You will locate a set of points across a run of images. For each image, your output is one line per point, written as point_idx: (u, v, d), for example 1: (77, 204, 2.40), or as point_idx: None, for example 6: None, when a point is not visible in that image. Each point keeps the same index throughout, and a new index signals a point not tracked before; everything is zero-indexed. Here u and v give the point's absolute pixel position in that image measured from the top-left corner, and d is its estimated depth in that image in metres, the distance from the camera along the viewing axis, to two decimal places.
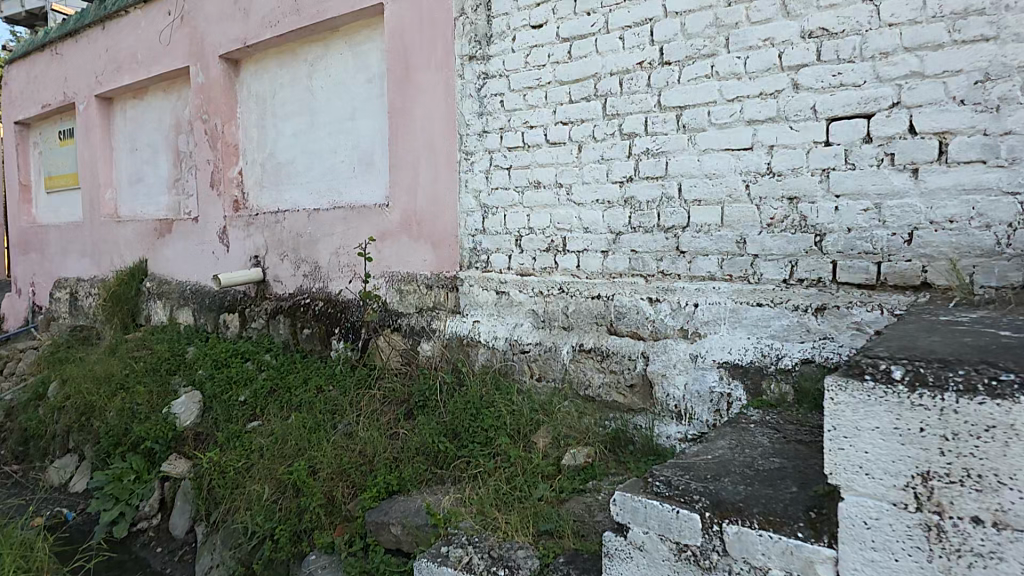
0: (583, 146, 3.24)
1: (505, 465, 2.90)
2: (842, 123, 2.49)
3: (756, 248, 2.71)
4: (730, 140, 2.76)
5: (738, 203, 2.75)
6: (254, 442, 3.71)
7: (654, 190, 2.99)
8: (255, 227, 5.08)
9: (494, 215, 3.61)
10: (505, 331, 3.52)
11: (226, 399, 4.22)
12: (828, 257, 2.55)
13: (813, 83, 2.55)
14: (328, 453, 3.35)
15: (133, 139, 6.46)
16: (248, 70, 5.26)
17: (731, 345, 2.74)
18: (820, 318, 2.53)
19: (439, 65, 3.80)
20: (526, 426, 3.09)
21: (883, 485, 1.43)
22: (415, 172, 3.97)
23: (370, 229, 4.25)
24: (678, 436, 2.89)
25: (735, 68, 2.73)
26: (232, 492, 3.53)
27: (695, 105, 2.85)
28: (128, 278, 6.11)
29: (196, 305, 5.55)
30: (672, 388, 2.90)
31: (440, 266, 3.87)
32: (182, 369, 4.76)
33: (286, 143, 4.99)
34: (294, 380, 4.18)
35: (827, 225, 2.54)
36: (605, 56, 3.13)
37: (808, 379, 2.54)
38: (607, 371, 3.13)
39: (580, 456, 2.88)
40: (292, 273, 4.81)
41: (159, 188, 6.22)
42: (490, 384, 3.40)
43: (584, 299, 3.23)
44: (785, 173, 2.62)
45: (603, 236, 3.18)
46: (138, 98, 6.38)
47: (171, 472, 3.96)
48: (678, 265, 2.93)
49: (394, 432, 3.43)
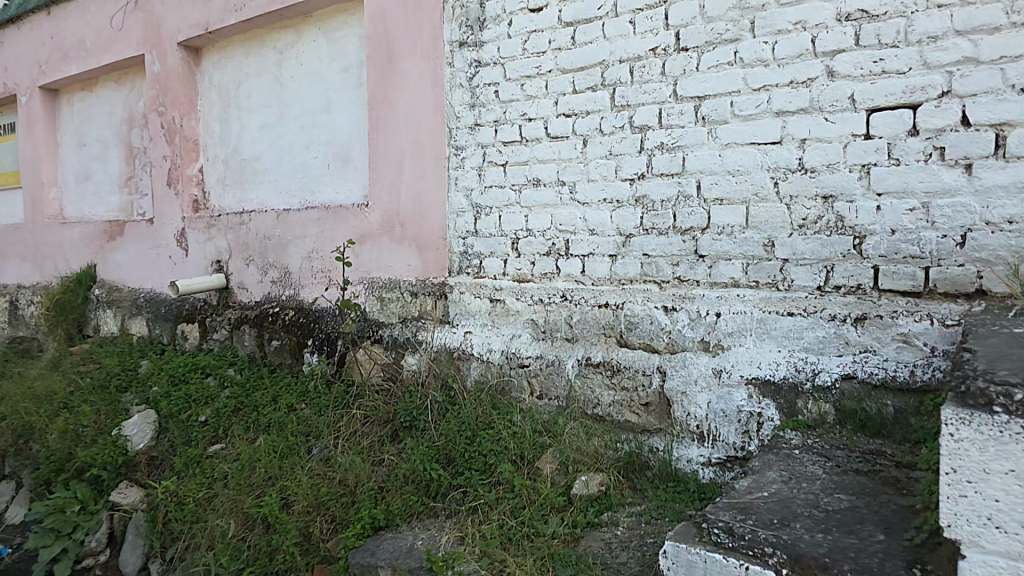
0: (588, 140, 2.98)
1: (508, 496, 2.59)
2: (885, 114, 2.28)
3: (786, 252, 2.47)
4: (756, 134, 2.53)
5: (765, 203, 2.52)
6: (217, 469, 3.31)
7: (669, 189, 2.74)
8: (217, 229, 4.65)
9: (487, 216, 3.31)
10: (499, 343, 3.21)
11: (185, 419, 3.80)
12: (869, 263, 2.31)
13: (851, 70, 2.34)
14: (303, 484, 2.96)
15: (80, 134, 5.92)
16: (209, 58, 4.84)
17: (760, 359, 2.48)
18: (861, 329, 2.29)
19: (425, 52, 3.50)
20: (532, 450, 2.77)
21: (1018, 542, 1.16)
22: (398, 168, 3.63)
23: (347, 231, 3.88)
24: (701, 459, 2.60)
25: (761, 55, 2.52)
26: (191, 527, 3.11)
27: (716, 95, 2.63)
28: (74, 285, 5.57)
29: (151, 315, 5.06)
30: (693, 407, 2.61)
31: (425, 271, 3.54)
32: (134, 386, 4.28)
33: (251, 138, 4.58)
34: (262, 398, 3.80)
35: (868, 226, 2.32)
36: (613, 41, 2.89)
37: (850, 397, 2.28)
38: (617, 389, 2.84)
39: (592, 485, 2.57)
40: (259, 279, 4.40)
41: (110, 188, 5.70)
42: (486, 403, 3.08)
43: (591, 308, 2.95)
44: (819, 169, 2.40)
45: (612, 239, 2.91)
46: (86, 89, 5.86)
47: (121, 502, 3.47)
48: (697, 270, 2.68)
49: (379, 457, 3.07)
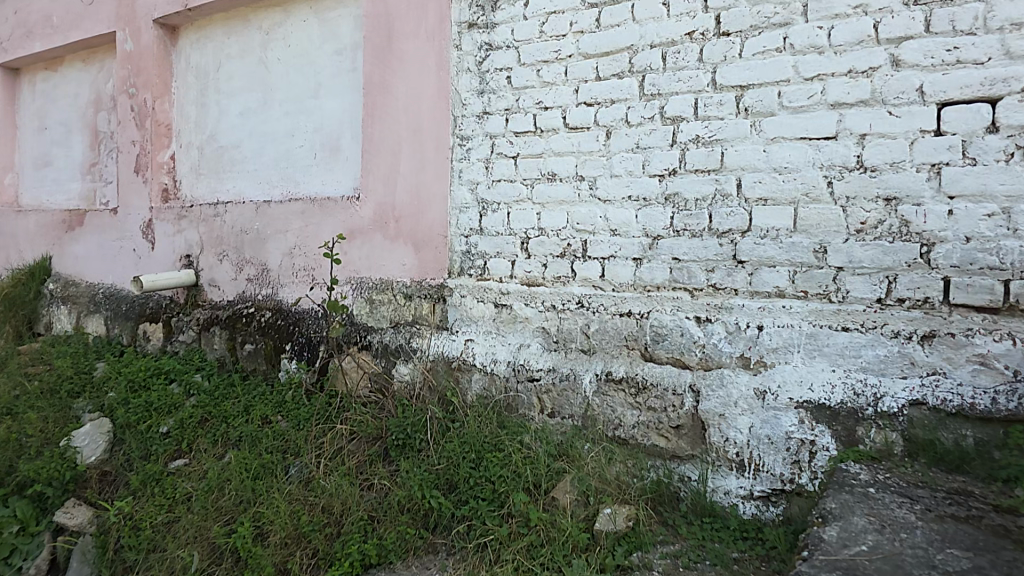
0: (611, 131, 2.69)
1: (521, 533, 2.27)
2: (958, 108, 2.04)
3: (841, 259, 2.20)
4: (809, 127, 2.27)
5: (818, 204, 2.25)
6: (180, 489, 2.91)
7: (705, 187, 2.46)
8: (189, 221, 4.24)
9: (495, 212, 2.99)
10: (506, 353, 2.89)
11: (145, 430, 3.38)
12: (940, 274, 2.06)
13: (919, 59, 2.09)
14: (280, 511, 2.59)
15: (40, 115, 5.44)
16: (186, 37, 4.43)
17: (811, 379, 2.21)
18: (930, 349, 2.04)
19: (430, 33, 3.17)
20: (547, 477, 2.46)
21: None
22: (395, 158, 3.29)
23: (335, 226, 3.51)
24: (741, 492, 2.31)
25: (816, 41, 2.26)
26: (147, 557, 2.70)
27: (761, 84, 2.36)
28: (27, 277, 5.07)
29: (111, 312, 4.61)
30: (732, 431, 2.33)
31: (422, 271, 3.20)
32: (88, 391, 3.82)
33: (231, 123, 4.18)
34: (234, 408, 3.40)
35: (937, 233, 2.07)
36: (644, 24, 2.61)
37: (920, 426, 2.03)
38: (642, 409, 2.54)
39: (619, 520, 2.26)
40: (233, 277, 4.00)
41: (71, 173, 5.22)
42: (492, 421, 2.75)
43: (611, 317, 2.65)
44: (880, 168, 2.15)
45: (637, 241, 2.61)
46: (49, 69, 5.39)
47: (67, 523, 3.02)
48: (736, 278, 2.39)
49: (368, 481, 2.71)
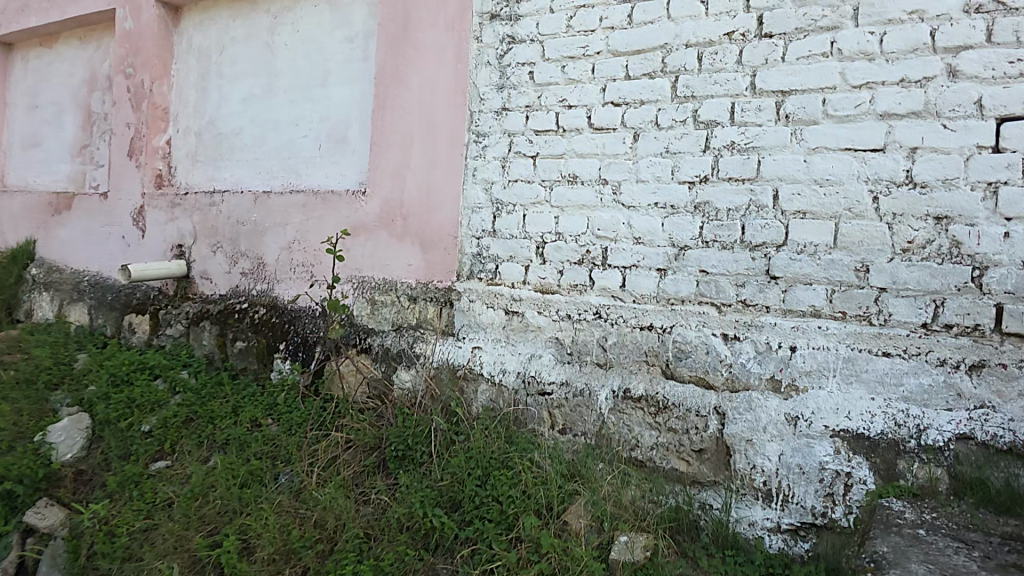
0: (639, 134, 2.54)
1: (532, 561, 2.12)
2: (1020, 123, 1.91)
3: (884, 280, 2.07)
4: (855, 138, 2.14)
5: (861, 219, 2.12)
6: (161, 493, 2.72)
7: (738, 197, 2.32)
8: (183, 209, 4.05)
9: (510, 214, 2.83)
10: (516, 363, 2.73)
11: (125, 428, 3.17)
12: (992, 300, 1.93)
13: (978, 70, 1.97)
14: (269, 525, 2.41)
15: (31, 94, 5.22)
16: (189, 18, 4.25)
17: (848, 407, 2.07)
18: (978, 380, 1.92)
19: (449, 23, 3.02)
20: (559, 499, 2.30)
21: None
22: (405, 152, 3.12)
23: (338, 222, 3.34)
24: (768, 525, 2.17)
25: (865, 47, 2.13)
26: (121, 567, 2.48)
27: (803, 90, 2.22)
28: (8, 261, 4.85)
29: (95, 301, 4.39)
30: (760, 458, 2.18)
31: (428, 273, 3.02)
32: (66, 383, 3.61)
33: (232, 109, 4.00)
34: (221, 408, 3.21)
35: (991, 256, 1.94)
36: (679, 23, 2.47)
37: (967, 463, 1.90)
38: (661, 430, 2.40)
39: (637, 549, 2.11)
40: (227, 270, 3.81)
41: (60, 155, 5.00)
42: (499, 435, 2.58)
43: (631, 331, 2.49)
44: (932, 184, 2.02)
45: (662, 251, 2.46)
46: (43, 46, 5.18)
47: (38, 525, 2.80)
48: (768, 294, 2.25)
49: (365, 495, 2.56)
